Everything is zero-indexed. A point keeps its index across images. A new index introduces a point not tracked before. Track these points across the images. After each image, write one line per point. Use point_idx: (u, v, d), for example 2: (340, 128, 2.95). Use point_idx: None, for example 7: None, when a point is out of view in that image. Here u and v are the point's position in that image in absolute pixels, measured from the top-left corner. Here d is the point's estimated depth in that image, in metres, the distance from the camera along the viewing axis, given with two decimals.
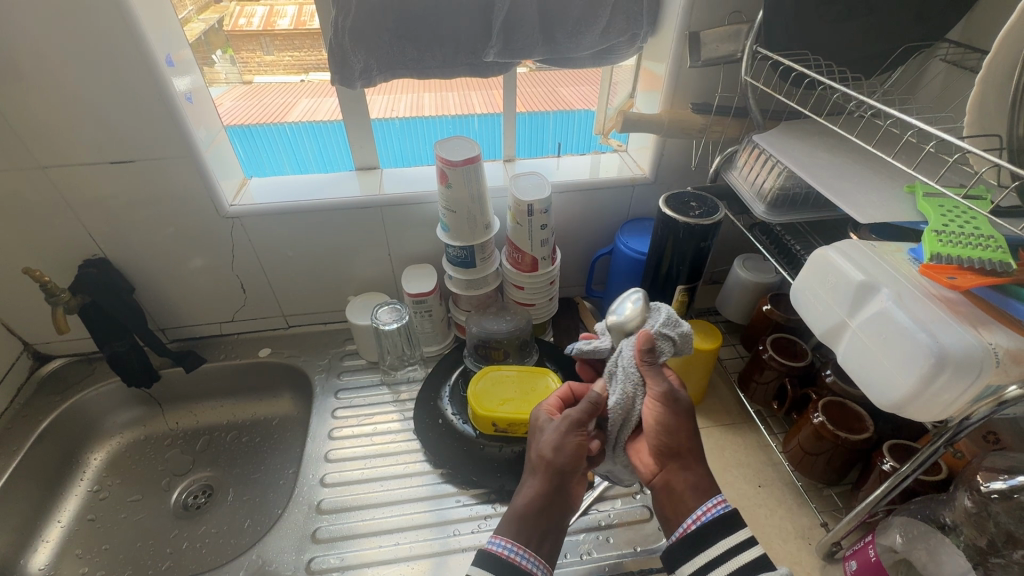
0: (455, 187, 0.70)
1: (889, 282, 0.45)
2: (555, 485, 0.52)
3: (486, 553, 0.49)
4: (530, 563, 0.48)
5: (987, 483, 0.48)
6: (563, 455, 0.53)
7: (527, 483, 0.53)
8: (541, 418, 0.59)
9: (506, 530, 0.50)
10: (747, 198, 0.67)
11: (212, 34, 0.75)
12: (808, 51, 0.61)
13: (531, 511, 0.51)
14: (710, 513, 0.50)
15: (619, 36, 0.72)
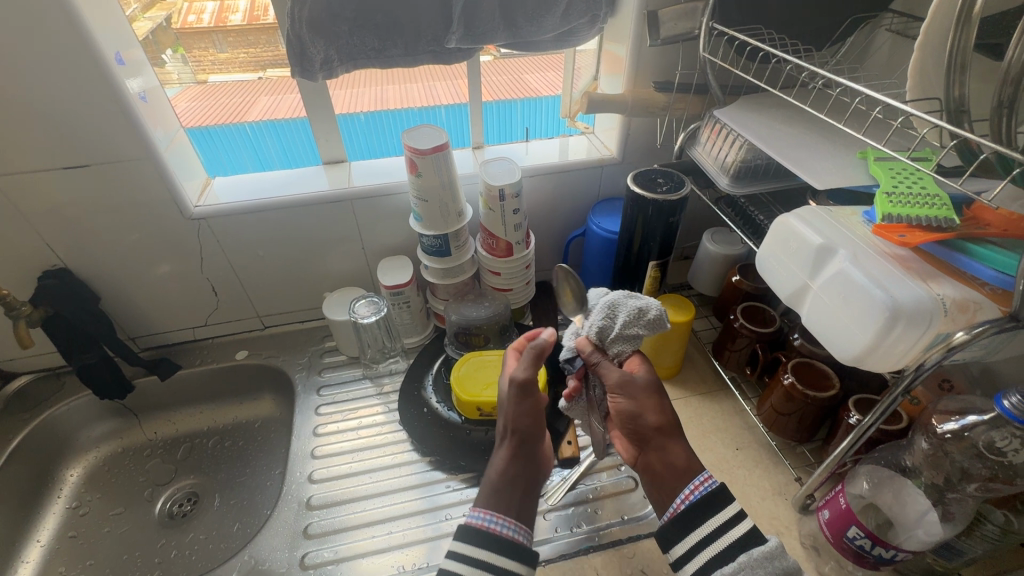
0: (425, 176, 0.70)
1: (845, 243, 0.48)
2: (513, 455, 0.55)
3: (466, 528, 0.49)
4: (510, 529, 0.49)
5: (942, 425, 0.50)
6: (513, 423, 0.56)
7: (496, 455, 0.56)
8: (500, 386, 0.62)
9: (481, 501, 0.51)
10: (711, 172, 0.68)
11: (159, 32, 0.72)
12: (761, 25, 0.63)
13: (504, 480, 0.53)
14: (698, 491, 0.51)
15: (579, 17, 0.73)
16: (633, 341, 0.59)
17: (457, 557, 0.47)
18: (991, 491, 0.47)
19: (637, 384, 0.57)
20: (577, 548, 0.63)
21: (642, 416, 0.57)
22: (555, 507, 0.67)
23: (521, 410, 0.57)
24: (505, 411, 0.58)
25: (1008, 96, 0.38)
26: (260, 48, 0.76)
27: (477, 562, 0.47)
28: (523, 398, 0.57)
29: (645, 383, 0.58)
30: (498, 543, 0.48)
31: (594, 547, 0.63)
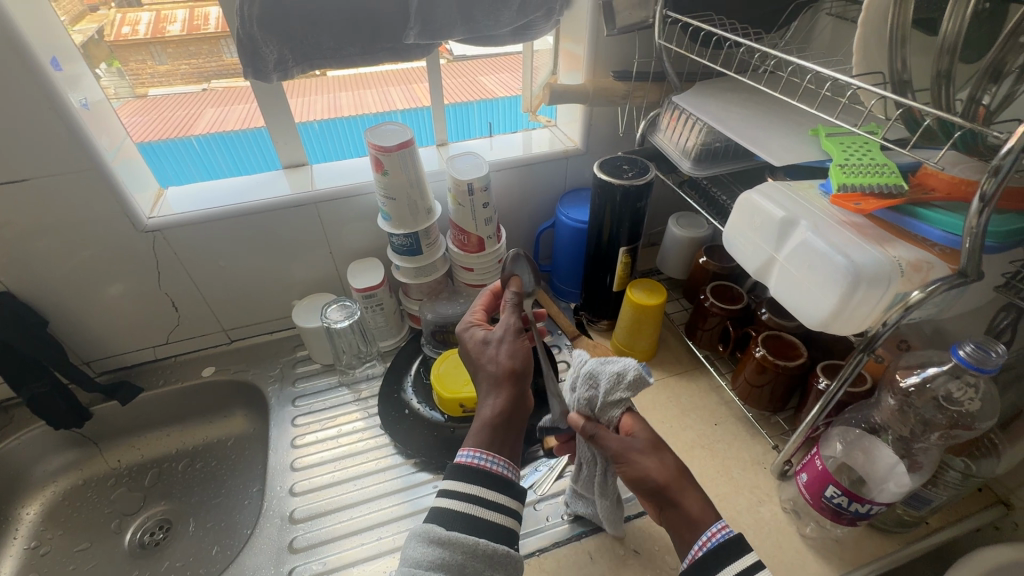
0: (392, 173, 0.69)
1: (806, 214, 0.50)
2: (510, 388, 0.53)
3: (459, 465, 0.49)
4: (503, 467, 0.49)
5: (904, 379, 0.53)
6: (510, 358, 0.55)
7: (490, 395, 0.53)
8: (468, 339, 0.59)
9: (476, 442, 0.50)
10: (674, 157, 0.70)
11: (93, 45, 0.69)
12: (712, 12, 0.65)
13: (504, 420, 0.51)
14: (715, 539, 0.46)
15: (535, 11, 0.74)
16: (620, 404, 0.53)
17: (450, 495, 0.47)
18: (954, 438, 0.51)
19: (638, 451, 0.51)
20: (570, 534, 0.63)
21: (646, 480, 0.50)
22: (545, 497, 0.68)
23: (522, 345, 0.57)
24: (493, 351, 0.56)
25: (945, 66, 0.41)
26: (202, 58, 0.76)
27: (471, 498, 0.47)
28: (517, 339, 0.57)
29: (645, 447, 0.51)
30: (489, 479, 0.48)
31: (587, 532, 0.63)
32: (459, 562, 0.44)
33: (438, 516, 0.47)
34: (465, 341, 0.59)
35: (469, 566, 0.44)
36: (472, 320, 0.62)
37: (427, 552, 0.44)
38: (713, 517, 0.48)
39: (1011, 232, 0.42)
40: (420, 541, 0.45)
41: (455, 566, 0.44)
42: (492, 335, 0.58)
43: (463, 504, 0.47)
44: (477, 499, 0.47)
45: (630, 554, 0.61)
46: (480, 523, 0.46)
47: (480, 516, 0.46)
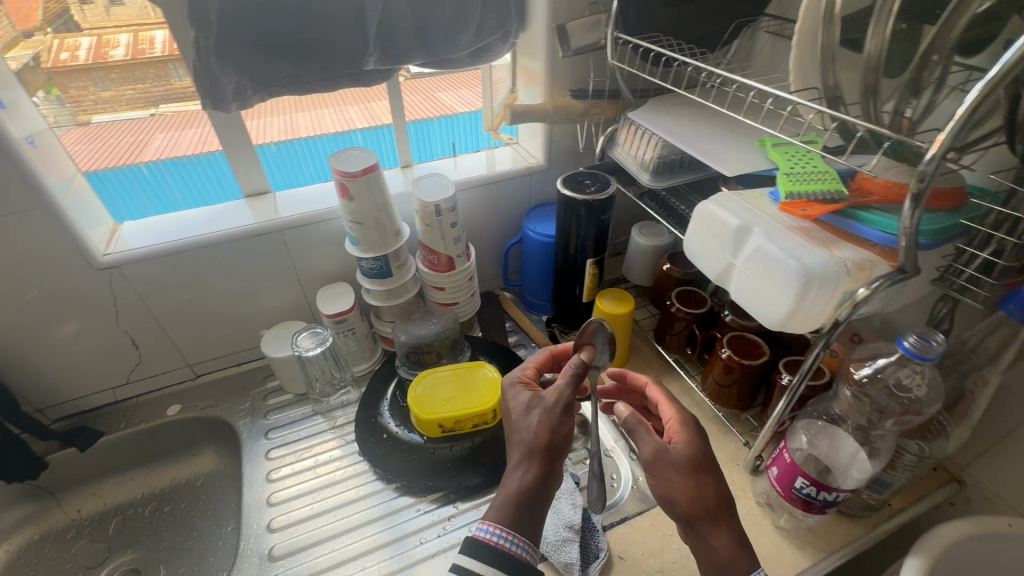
0: (358, 199, 0.69)
1: (757, 221, 0.53)
2: (539, 465, 0.53)
3: (475, 540, 0.50)
4: (520, 547, 0.50)
5: (858, 370, 0.56)
6: (550, 434, 0.54)
7: (518, 466, 0.53)
8: (514, 398, 0.59)
9: (495, 515, 0.52)
10: (633, 170, 0.73)
11: (27, 73, 0.65)
12: (660, 33, 0.69)
13: (525, 498, 0.52)
14: None
15: (491, 34, 0.78)
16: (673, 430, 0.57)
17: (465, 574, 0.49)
18: (906, 423, 0.54)
19: (671, 459, 0.53)
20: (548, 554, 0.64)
21: (672, 501, 0.53)
22: None
23: (561, 418, 0.55)
24: (531, 419, 0.56)
25: (871, 82, 0.44)
26: (148, 83, 0.73)
27: None
28: (561, 417, 0.55)
29: (681, 460, 0.53)
30: (507, 561, 0.49)
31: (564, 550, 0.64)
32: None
33: None
34: (510, 401, 0.59)
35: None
36: (521, 376, 0.62)
37: None
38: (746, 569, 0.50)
39: (941, 230, 0.46)
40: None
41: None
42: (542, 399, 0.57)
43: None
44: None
45: (616, 561, 0.62)
46: None
47: None
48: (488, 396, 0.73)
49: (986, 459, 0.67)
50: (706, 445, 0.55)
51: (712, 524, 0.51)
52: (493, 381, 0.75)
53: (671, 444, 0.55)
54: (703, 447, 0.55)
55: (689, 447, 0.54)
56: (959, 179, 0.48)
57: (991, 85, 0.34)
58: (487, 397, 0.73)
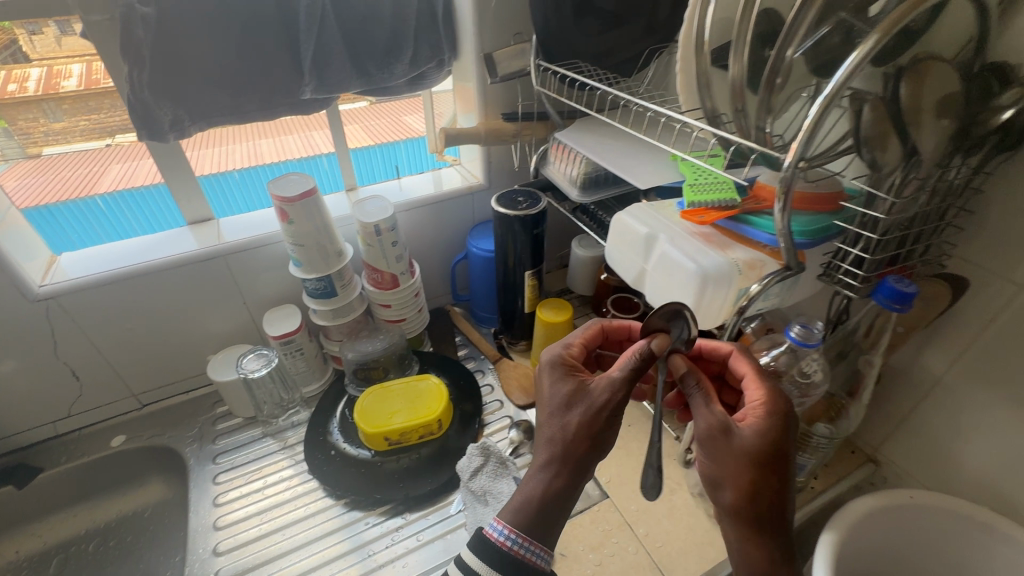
0: (297, 222, 0.71)
1: (663, 229, 0.58)
2: (570, 467, 0.51)
3: (484, 540, 0.51)
4: (534, 553, 0.50)
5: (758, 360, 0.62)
6: (580, 437, 0.51)
7: (541, 467, 0.52)
8: (554, 381, 0.55)
9: (510, 516, 0.51)
10: (564, 186, 0.78)
11: None
12: (579, 60, 0.75)
13: (548, 501, 0.51)
14: None
15: (427, 63, 0.83)
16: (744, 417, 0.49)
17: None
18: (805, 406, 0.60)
19: (732, 445, 0.47)
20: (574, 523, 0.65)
21: (721, 488, 0.48)
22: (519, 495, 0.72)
23: (603, 418, 0.51)
24: (569, 416, 0.52)
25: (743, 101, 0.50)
26: (104, 113, 0.73)
27: None
28: (595, 418, 0.51)
29: (746, 447, 0.47)
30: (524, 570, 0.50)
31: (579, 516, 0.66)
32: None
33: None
34: (546, 390, 0.55)
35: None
36: (564, 358, 0.57)
37: None
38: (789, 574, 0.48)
39: (816, 230, 0.51)
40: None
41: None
42: (587, 389, 0.53)
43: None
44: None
45: (558, 558, 0.65)
46: None
47: None
48: (433, 407, 0.76)
49: (892, 438, 0.73)
50: (787, 440, 0.48)
51: (761, 521, 0.48)
52: (439, 392, 0.78)
53: (739, 426, 0.48)
54: (783, 442, 0.47)
55: (764, 437, 0.47)
56: (834, 183, 0.54)
57: (825, 106, 0.40)
58: (432, 407, 0.76)
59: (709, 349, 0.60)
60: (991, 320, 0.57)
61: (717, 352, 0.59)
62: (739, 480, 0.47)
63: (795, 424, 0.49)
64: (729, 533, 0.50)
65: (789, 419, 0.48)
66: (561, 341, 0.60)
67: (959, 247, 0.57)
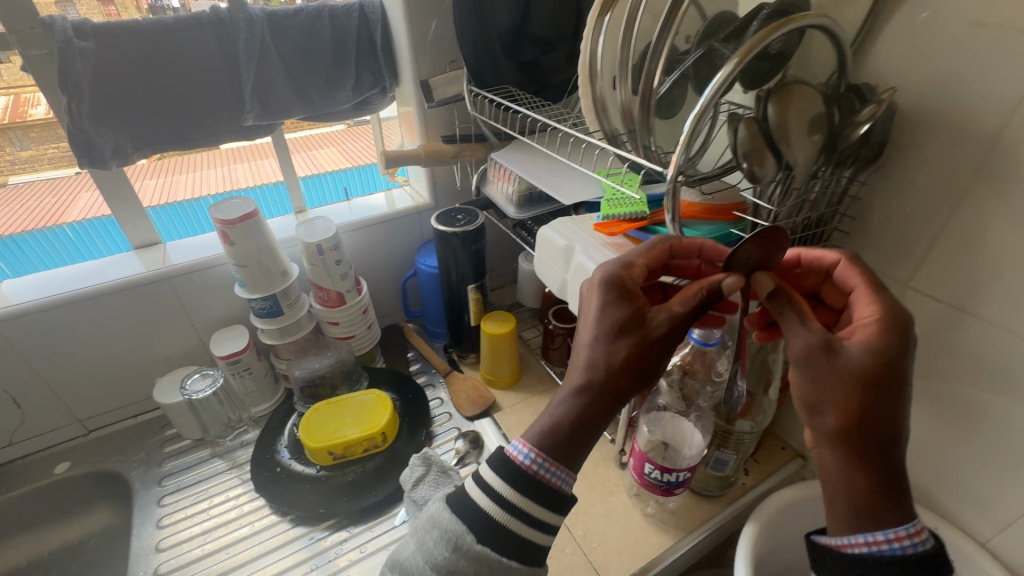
0: (239, 244, 0.73)
1: (580, 241, 0.62)
2: (612, 398, 0.43)
3: (505, 459, 0.45)
4: (556, 477, 0.43)
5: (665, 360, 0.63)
6: (624, 364, 0.43)
7: (568, 396, 0.44)
8: (605, 300, 0.46)
9: (535, 438, 0.44)
10: (502, 203, 0.82)
11: None
12: (510, 86, 0.79)
13: (579, 431, 0.43)
14: (897, 545, 0.39)
15: (369, 89, 0.88)
16: (856, 334, 0.42)
17: (492, 495, 0.44)
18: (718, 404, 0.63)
19: (837, 364, 0.40)
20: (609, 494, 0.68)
21: (822, 412, 0.41)
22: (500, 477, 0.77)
23: (659, 348, 0.43)
24: (616, 345, 0.43)
25: None
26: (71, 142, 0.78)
27: (504, 504, 0.43)
28: (645, 345, 0.43)
29: (855, 367, 0.40)
30: (539, 493, 0.43)
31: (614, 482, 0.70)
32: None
33: (463, 508, 0.45)
34: (591, 306, 0.46)
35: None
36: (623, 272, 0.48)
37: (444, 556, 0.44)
38: (893, 518, 0.40)
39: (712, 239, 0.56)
40: (446, 540, 0.44)
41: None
42: (644, 315, 0.44)
43: (505, 515, 0.43)
44: (521, 513, 0.43)
45: None
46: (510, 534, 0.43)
47: (508, 527, 0.43)
48: (377, 420, 0.77)
49: None
50: (906, 359, 0.41)
51: (870, 450, 0.40)
52: (383, 406, 0.79)
53: (845, 343, 0.42)
54: (901, 364, 0.40)
55: (879, 356, 0.40)
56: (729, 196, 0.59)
57: (699, 118, 0.44)
58: (376, 421, 0.77)
59: (812, 261, 0.52)
60: None
61: (820, 263, 0.52)
62: (847, 405, 0.39)
63: (914, 344, 0.42)
64: (830, 464, 0.41)
65: (907, 338, 0.41)
66: (618, 258, 0.49)
67: (851, 251, 0.63)
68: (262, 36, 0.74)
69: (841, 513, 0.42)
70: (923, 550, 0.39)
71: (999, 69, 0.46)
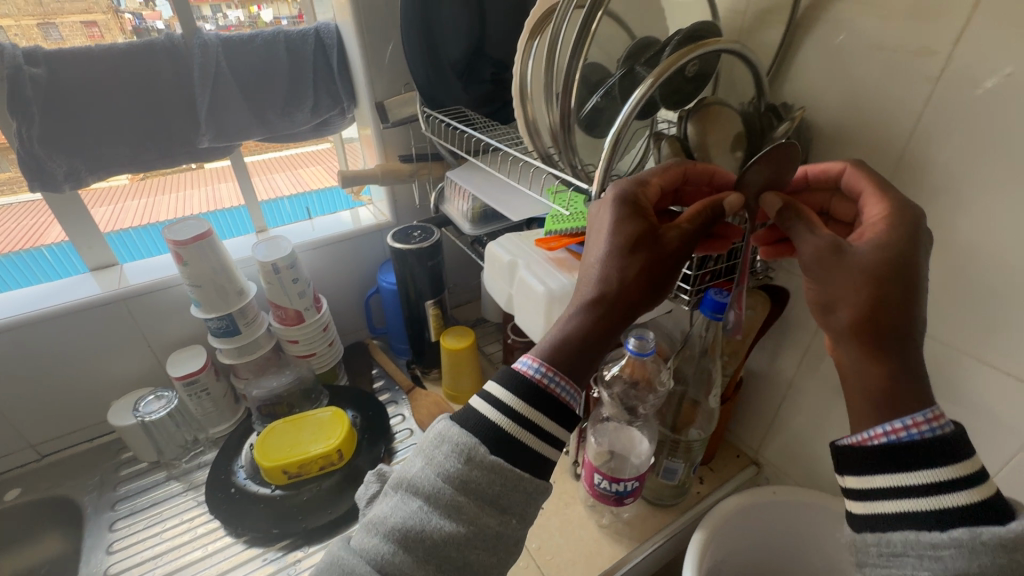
0: (192, 264, 0.74)
1: (522, 256, 0.63)
2: (621, 313, 0.43)
3: (516, 372, 0.42)
4: (563, 389, 0.42)
5: (609, 372, 0.65)
6: (632, 278, 0.42)
7: (579, 311, 0.43)
8: (616, 216, 0.44)
9: (547, 351, 0.43)
10: (459, 219, 0.84)
11: None
12: (462, 107, 0.80)
13: (589, 343, 0.42)
14: (918, 430, 0.38)
15: (328, 110, 0.90)
16: (866, 235, 0.42)
17: (500, 406, 0.41)
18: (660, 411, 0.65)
19: (844, 264, 0.40)
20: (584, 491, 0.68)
21: (834, 309, 0.41)
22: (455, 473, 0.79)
23: (668, 263, 0.43)
24: (629, 260, 0.43)
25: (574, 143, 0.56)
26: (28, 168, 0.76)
27: (510, 415, 0.41)
28: (652, 261, 0.43)
29: (864, 264, 0.40)
30: (549, 404, 0.41)
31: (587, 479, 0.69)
32: (492, 493, 0.39)
33: (470, 413, 0.43)
34: (601, 223, 0.45)
35: (467, 510, 0.39)
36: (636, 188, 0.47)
37: (449, 456, 0.40)
38: (910, 404, 0.39)
39: None
40: (454, 452, 0.40)
41: (451, 505, 0.39)
42: (655, 233, 0.44)
43: (511, 423, 0.41)
44: (529, 421, 0.40)
45: None
46: (519, 441, 0.40)
47: (513, 436, 0.40)
48: (333, 438, 0.77)
49: (767, 439, 0.78)
50: (915, 254, 0.40)
51: (886, 343, 0.39)
52: (341, 423, 0.80)
53: (853, 243, 0.42)
54: (911, 259, 0.40)
55: (887, 252, 0.40)
56: None
57: (619, 134, 0.47)
58: (332, 438, 0.77)
59: (818, 176, 0.51)
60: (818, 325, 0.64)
61: (826, 176, 0.50)
62: (858, 301, 0.39)
63: (926, 239, 0.41)
64: (843, 358, 0.42)
65: (918, 234, 0.41)
66: (634, 176, 0.47)
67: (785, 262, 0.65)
68: (216, 60, 0.76)
69: (859, 405, 0.41)
70: (943, 436, 0.37)
71: (899, 88, 0.49)
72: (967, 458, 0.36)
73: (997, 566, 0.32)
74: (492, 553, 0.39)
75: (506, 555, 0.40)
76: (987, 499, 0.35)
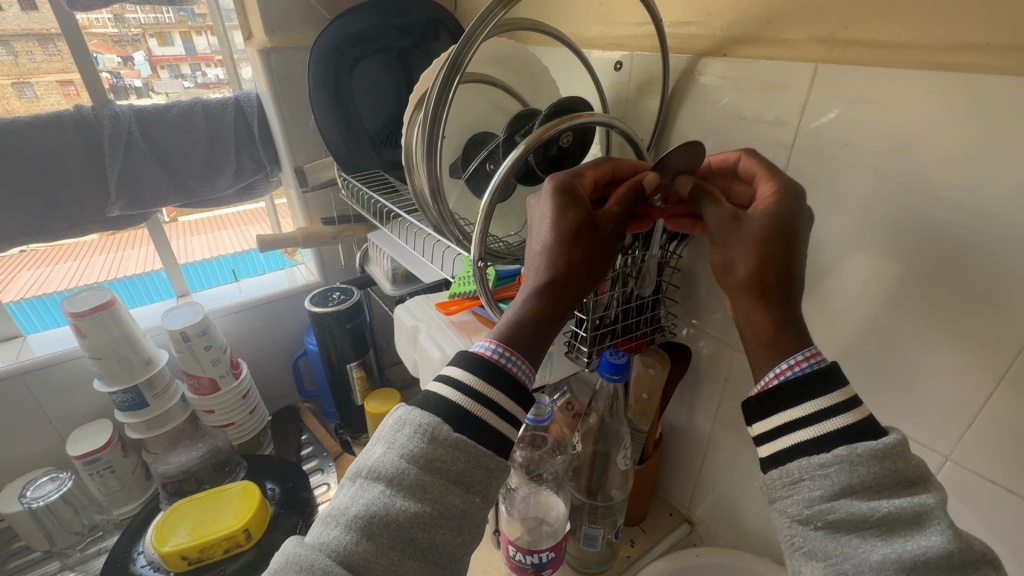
0: (91, 336, 0.71)
1: (425, 321, 0.63)
2: (570, 299, 0.41)
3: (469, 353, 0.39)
4: (518, 367, 0.39)
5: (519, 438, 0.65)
6: (573, 261, 0.41)
7: (528, 296, 0.41)
8: (556, 205, 0.43)
9: (496, 333, 0.40)
10: (381, 279, 0.83)
11: None
12: (379, 170, 0.81)
13: (537, 328, 0.40)
14: (801, 366, 0.37)
15: (252, 174, 0.90)
16: (766, 201, 0.42)
17: (458, 388, 0.37)
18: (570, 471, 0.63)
19: (740, 231, 0.40)
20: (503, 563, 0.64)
21: (732, 269, 0.40)
22: None
23: (606, 247, 0.42)
24: (575, 246, 0.41)
25: None
26: None
27: (482, 399, 0.36)
28: (590, 244, 0.42)
29: (758, 229, 0.40)
30: (510, 386, 0.38)
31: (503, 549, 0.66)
32: (457, 471, 0.35)
33: (429, 400, 0.37)
34: (538, 215, 0.44)
35: (432, 490, 0.34)
36: (575, 176, 0.45)
37: (409, 436, 0.35)
38: (793, 344, 0.38)
39: None
40: (416, 432, 0.35)
41: (415, 486, 0.34)
42: (594, 219, 0.42)
43: (473, 403, 0.36)
44: (492, 398, 0.36)
45: None
46: (474, 426, 0.36)
47: (473, 414, 0.36)
48: (241, 516, 0.73)
49: (698, 498, 0.76)
50: (803, 219, 0.40)
51: (777, 299, 0.39)
52: (252, 498, 0.75)
53: (751, 213, 0.41)
54: (802, 226, 0.40)
55: (778, 219, 0.40)
56: None
57: (496, 190, 0.47)
58: (240, 517, 0.73)
59: (716, 164, 0.48)
60: (727, 379, 0.64)
61: (724, 165, 0.47)
62: (756, 261, 0.39)
63: (808, 215, 0.41)
64: (739, 313, 0.41)
65: (804, 204, 0.41)
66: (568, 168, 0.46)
67: (692, 318, 0.66)
68: (129, 130, 0.76)
69: (756, 353, 0.39)
70: (822, 368, 0.36)
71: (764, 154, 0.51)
72: (846, 384, 0.35)
73: (874, 474, 0.32)
74: (457, 534, 0.34)
75: (473, 536, 0.35)
76: (867, 417, 0.34)
